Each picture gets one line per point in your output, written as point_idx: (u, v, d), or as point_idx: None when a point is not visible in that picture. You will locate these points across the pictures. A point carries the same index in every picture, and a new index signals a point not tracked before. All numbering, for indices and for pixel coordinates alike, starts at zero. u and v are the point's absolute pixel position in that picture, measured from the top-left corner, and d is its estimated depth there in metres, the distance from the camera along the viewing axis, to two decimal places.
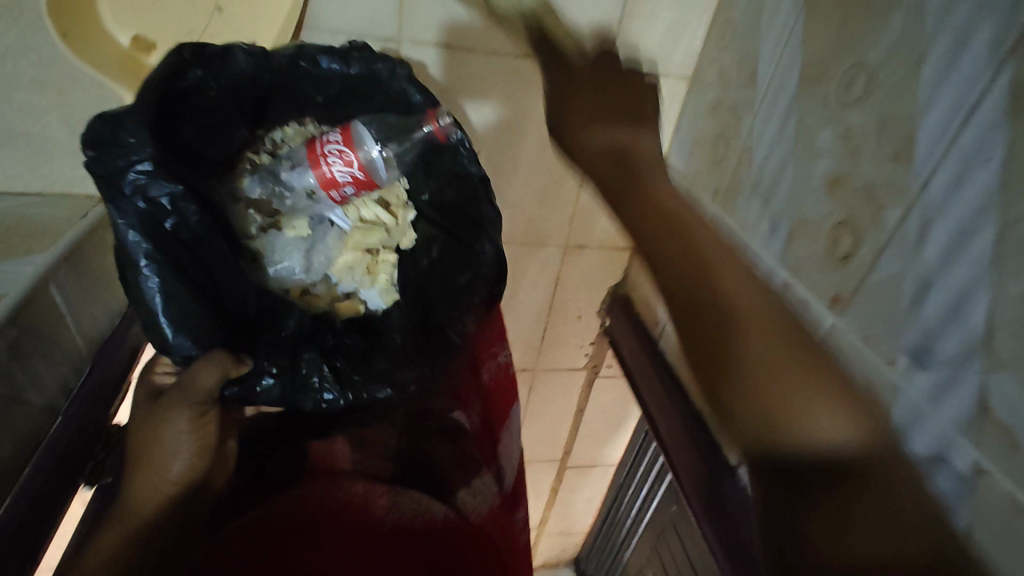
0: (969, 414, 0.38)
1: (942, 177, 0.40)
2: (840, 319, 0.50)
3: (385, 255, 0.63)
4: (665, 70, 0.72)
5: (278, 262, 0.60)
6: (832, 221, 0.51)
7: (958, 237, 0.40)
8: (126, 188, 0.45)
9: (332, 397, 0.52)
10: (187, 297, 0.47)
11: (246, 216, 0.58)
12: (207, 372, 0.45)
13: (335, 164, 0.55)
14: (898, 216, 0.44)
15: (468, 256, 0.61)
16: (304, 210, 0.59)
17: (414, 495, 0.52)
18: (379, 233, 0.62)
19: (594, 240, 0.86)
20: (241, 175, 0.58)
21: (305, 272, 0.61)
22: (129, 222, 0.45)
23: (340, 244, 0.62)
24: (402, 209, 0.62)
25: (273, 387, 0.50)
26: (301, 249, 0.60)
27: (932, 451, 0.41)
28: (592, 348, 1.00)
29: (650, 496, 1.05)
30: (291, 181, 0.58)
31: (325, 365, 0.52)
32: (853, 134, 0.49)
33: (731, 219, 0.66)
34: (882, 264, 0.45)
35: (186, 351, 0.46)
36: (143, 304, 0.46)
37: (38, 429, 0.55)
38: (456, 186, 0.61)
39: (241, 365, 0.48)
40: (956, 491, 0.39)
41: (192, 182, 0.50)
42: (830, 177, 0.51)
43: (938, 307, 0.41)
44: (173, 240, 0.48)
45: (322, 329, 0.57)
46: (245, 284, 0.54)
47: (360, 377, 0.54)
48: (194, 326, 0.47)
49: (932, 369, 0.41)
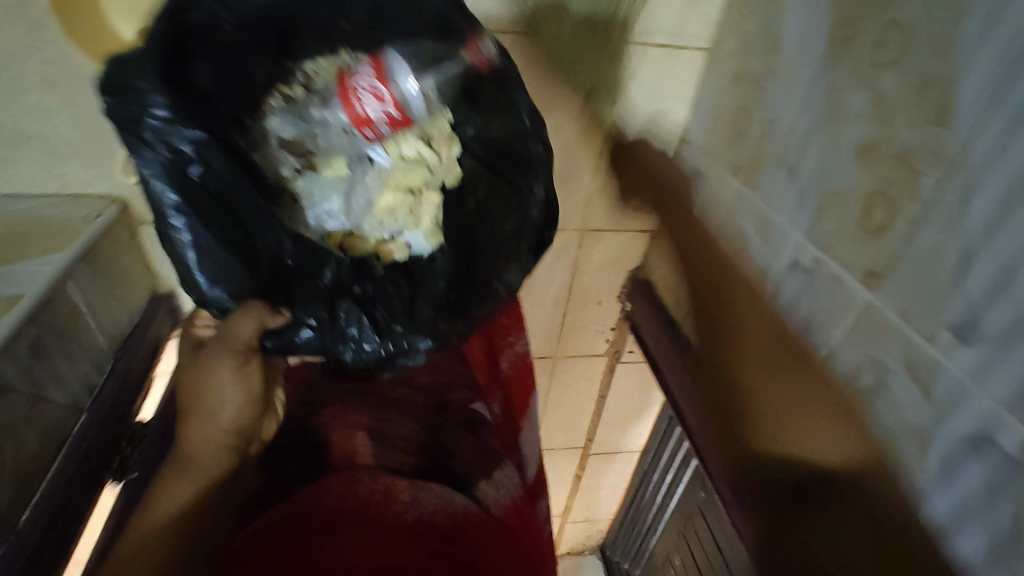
0: (1018, 391, 0.36)
1: (988, 139, 0.38)
2: (874, 295, 0.47)
3: (427, 195, 0.57)
4: (682, 42, 0.69)
5: (314, 205, 0.55)
6: (865, 192, 0.48)
7: (1008, 200, 0.37)
8: (148, 133, 0.43)
9: (371, 346, 0.51)
10: (217, 247, 0.45)
11: (276, 157, 0.54)
12: (245, 322, 0.45)
13: (365, 100, 0.49)
14: (938, 182, 0.41)
15: (515, 195, 0.54)
16: (342, 148, 0.54)
17: (433, 489, 0.52)
18: (421, 171, 0.56)
19: (612, 222, 0.84)
20: (265, 115, 0.53)
21: (343, 217, 0.56)
22: (155, 172, 0.44)
23: (381, 183, 0.55)
24: (447, 143, 0.56)
25: (313, 337, 0.50)
26: (339, 192, 0.55)
27: (975, 432, 0.39)
28: (613, 333, 0.98)
29: (676, 482, 1.03)
30: (325, 118, 0.53)
31: (363, 317, 0.52)
32: (886, 98, 0.46)
33: (755, 194, 0.63)
34: (921, 233, 0.43)
35: (223, 306, 0.46)
36: (180, 259, 0.45)
37: (63, 425, 0.55)
38: (503, 119, 0.53)
39: (281, 315, 0.48)
40: (1003, 474, 0.37)
41: (216, 127, 0.47)
42: (862, 145, 0.48)
43: (983, 277, 0.38)
44: (201, 188, 0.46)
45: (361, 274, 0.55)
46: (280, 230, 0.52)
47: (401, 328, 0.53)
48: (230, 281, 0.46)
49: (976, 344, 0.38)
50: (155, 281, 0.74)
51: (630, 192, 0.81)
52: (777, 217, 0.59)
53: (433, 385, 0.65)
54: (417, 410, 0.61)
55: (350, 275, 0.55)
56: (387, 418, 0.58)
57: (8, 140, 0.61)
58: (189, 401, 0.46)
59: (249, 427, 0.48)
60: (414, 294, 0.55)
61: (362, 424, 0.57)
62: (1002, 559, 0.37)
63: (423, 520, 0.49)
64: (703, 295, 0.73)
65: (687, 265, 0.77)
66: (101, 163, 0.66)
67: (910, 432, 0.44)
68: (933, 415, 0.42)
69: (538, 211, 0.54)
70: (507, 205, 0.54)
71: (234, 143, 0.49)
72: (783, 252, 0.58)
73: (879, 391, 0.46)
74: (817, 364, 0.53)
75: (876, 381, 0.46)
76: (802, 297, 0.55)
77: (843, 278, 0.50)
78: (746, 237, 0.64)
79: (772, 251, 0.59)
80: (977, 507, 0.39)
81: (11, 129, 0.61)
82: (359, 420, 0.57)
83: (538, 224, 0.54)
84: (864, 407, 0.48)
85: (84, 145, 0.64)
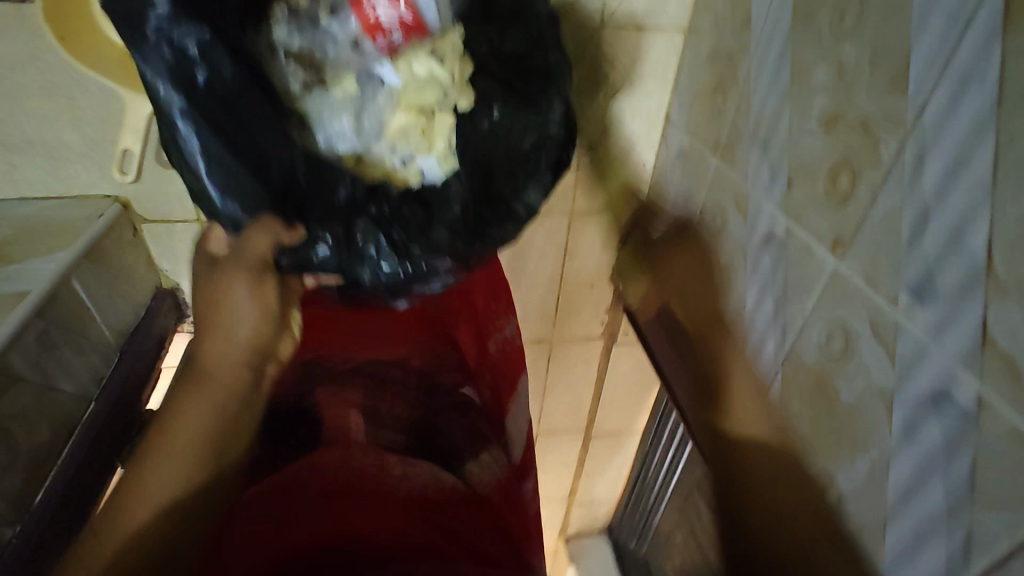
0: (972, 346, 0.37)
1: (938, 102, 0.38)
2: (841, 263, 0.48)
3: (440, 116, 0.57)
4: (659, 23, 0.70)
5: (326, 124, 0.56)
6: (831, 161, 0.49)
7: (957, 161, 0.38)
8: (152, 30, 0.45)
9: (390, 266, 0.53)
10: (224, 153, 0.48)
11: (285, 71, 0.54)
12: (261, 235, 0.48)
13: (379, 5, 0.53)
14: (895, 148, 0.42)
15: (534, 113, 0.56)
16: (353, 65, 0.56)
17: (423, 466, 0.54)
18: (433, 90, 0.56)
19: (600, 204, 0.85)
20: (272, 25, 0.54)
21: (356, 136, 0.57)
22: (163, 74, 0.46)
23: (392, 103, 0.56)
24: (458, 63, 0.57)
25: (329, 255, 0.52)
26: (350, 111, 0.56)
27: (934, 389, 0.40)
28: (607, 315, 0.99)
29: (676, 460, 1.04)
30: (335, 31, 0.55)
31: (380, 236, 0.53)
32: (847, 69, 0.46)
33: (733, 170, 0.63)
34: (882, 199, 0.44)
35: (232, 214, 0.49)
36: (193, 164, 0.47)
37: (73, 414, 0.58)
38: (519, 30, 0.57)
39: (294, 230, 0.50)
40: (960, 428, 0.38)
41: (222, 27, 0.49)
42: (826, 116, 0.49)
43: (937, 238, 0.39)
44: (209, 93, 0.47)
45: (377, 196, 0.54)
46: (292, 147, 0.53)
47: (419, 250, 0.53)
48: (241, 188, 0.49)
49: (933, 303, 0.40)
50: (158, 277, 0.77)
51: (617, 175, 0.83)
52: (753, 191, 0.60)
53: (423, 368, 0.67)
54: (410, 391, 0.63)
55: (365, 193, 0.55)
56: (380, 399, 0.60)
57: (13, 146, 0.64)
58: (208, 315, 0.48)
59: (266, 344, 0.49)
60: (430, 217, 0.55)
61: (355, 403, 0.59)
62: (961, 511, 0.38)
63: (414, 494, 0.51)
64: (689, 273, 0.74)
65: (674, 243, 0.78)
66: (101, 165, 0.68)
67: (877, 394, 0.45)
68: (897, 375, 0.43)
69: (556, 128, 0.57)
70: (524, 132, 0.56)
71: (243, 45, 0.51)
72: (759, 225, 0.59)
73: (848, 356, 0.47)
74: (794, 333, 0.54)
75: (845, 346, 0.48)
76: (778, 268, 0.56)
77: (813, 248, 0.51)
78: (726, 212, 0.65)
79: (749, 224, 0.60)
80: (936, 463, 0.40)
81: (16, 135, 0.64)
82: (352, 398, 0.59)
83: (557, 140, 0.57)
84: (835, 372, 0.49)
85: (84, 148, 0.67)
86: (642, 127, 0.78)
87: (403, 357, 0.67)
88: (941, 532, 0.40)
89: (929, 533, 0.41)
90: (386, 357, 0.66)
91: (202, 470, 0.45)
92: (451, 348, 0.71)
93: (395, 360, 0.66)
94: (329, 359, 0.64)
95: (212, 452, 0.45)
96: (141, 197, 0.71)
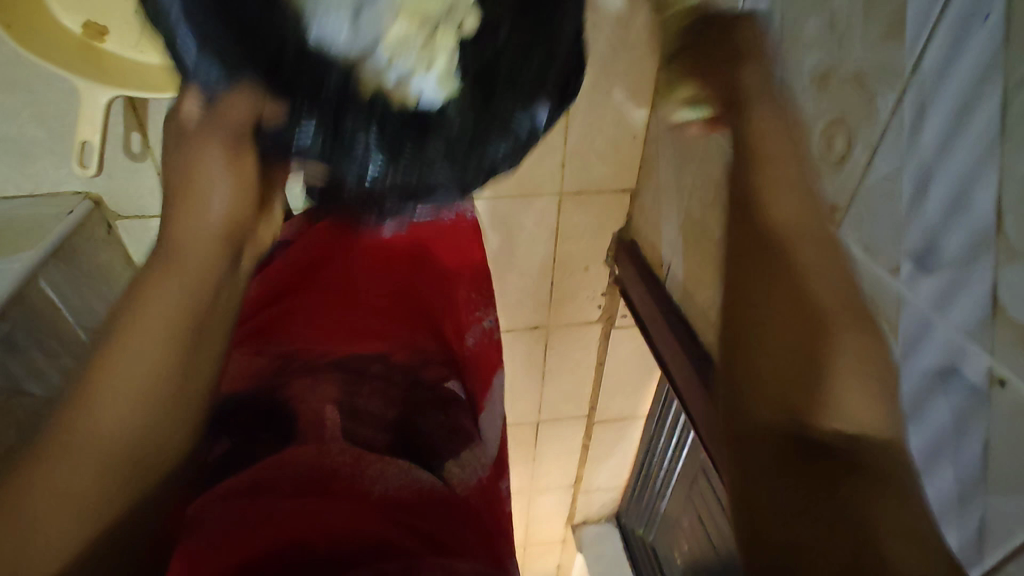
0: (981, 317, 0.34)
1: (937, 50, 0.35)
2: (838, 232, 0.44)
3: (443, 37, 0.59)
4: None
5: (317, 25, 0.55)
6: (824, 122, 0.45)
7: (961, 112, 0.34)
8: None
9: (379, 167, 0.55)
10: (211, 15, 0.45)
11: None
12: (239, 100, 0.46)
13: None
14: (893, 102, 0.38)
15: (542, 34, 0.52)
16: None
17: (401, 465, 0.51)
18: (437, 4, 0.58)
19: (591, 183, 0.82)
20: None
21: (350, 44, 0.57)
22: None
23: (393, 10, 0.58)
24: None
25: (312, 143, 0.53)
26: (348, 12, 0.56)
27: (940, 365, 0.36)
28: (604, 298, 0.96)
29: (680, 446, 1.01)
30: None
31: (371, 138, 0.55)
32: (839, 19, 0.42)
33: (724, 139, 0.60)
34: (878, 160, 0.40)
35: (210, 78, 0.45)
36: (167, 15, 0.43)
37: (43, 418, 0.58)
38: None
39: (272, 107, 0.49)
40: (970, 406, 0.35)
41: None
42: (819, 73, 0.45)
43: (940, 200, 0.36)
44: None
45: (365, 100, 0.57)
46: (284, 29, 0.53)
47: (407, 160, 0.55)
48: (232, 55, 0.46)
49: (937, 272, 0.36)
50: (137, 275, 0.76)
51: (606, 151, 0.79)
52: None
53: (408, 363, 0.65)
54: (388, 389, 0.61)
55: (349, 89, 0.56)
56: (356, 394, 0.58)
57: None
58: (180, 187, 0.43)
59: (241, 229, 0.45)
60: (423, 133, 0.57)
61: (331, 398, 0.57)
62: (973, 496, 0.35)
63: (389, 496, 0.48)
64: (684, 250, 0.71)
65: (668, 220, 0.75)
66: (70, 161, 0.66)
67: None
68: (900, 351, 0.39)
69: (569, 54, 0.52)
70: (530, 53, 0.53)
71: None
72: None
73: None
74: None
75: None
76: None
77: None
78: (719, 185, 0.61)
79: None
80: (943, 445, 0.37)
81: None
82: (330, 394, 0.57)
83: (572, 64, 0.52)
84: None
85: (51, 144, 0.64)
86: (630, 99, 0.75)
87: (386, 351, 0.65)
88: (951, 520, 0.37)
89: (940, 521, 0.38)
90: (368, 350, 0.65)
91: (175, 349, 0.37)
92: (433, 341, 0.68)
93: (378, 355, 0.64)
94: (310, 353, 0.62)
95: (196, 324, 0.39)
96: (113, 193, 0.69)
